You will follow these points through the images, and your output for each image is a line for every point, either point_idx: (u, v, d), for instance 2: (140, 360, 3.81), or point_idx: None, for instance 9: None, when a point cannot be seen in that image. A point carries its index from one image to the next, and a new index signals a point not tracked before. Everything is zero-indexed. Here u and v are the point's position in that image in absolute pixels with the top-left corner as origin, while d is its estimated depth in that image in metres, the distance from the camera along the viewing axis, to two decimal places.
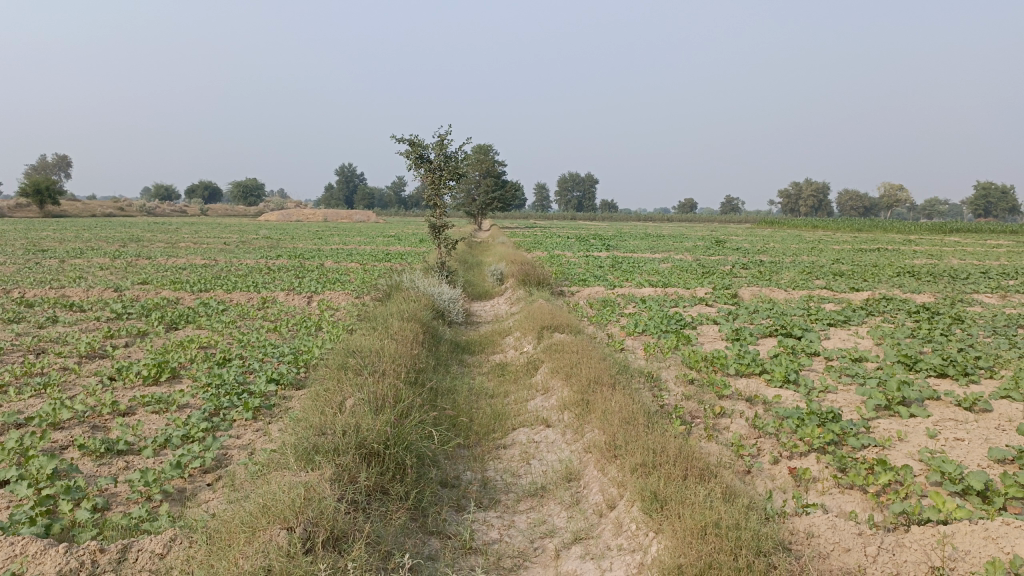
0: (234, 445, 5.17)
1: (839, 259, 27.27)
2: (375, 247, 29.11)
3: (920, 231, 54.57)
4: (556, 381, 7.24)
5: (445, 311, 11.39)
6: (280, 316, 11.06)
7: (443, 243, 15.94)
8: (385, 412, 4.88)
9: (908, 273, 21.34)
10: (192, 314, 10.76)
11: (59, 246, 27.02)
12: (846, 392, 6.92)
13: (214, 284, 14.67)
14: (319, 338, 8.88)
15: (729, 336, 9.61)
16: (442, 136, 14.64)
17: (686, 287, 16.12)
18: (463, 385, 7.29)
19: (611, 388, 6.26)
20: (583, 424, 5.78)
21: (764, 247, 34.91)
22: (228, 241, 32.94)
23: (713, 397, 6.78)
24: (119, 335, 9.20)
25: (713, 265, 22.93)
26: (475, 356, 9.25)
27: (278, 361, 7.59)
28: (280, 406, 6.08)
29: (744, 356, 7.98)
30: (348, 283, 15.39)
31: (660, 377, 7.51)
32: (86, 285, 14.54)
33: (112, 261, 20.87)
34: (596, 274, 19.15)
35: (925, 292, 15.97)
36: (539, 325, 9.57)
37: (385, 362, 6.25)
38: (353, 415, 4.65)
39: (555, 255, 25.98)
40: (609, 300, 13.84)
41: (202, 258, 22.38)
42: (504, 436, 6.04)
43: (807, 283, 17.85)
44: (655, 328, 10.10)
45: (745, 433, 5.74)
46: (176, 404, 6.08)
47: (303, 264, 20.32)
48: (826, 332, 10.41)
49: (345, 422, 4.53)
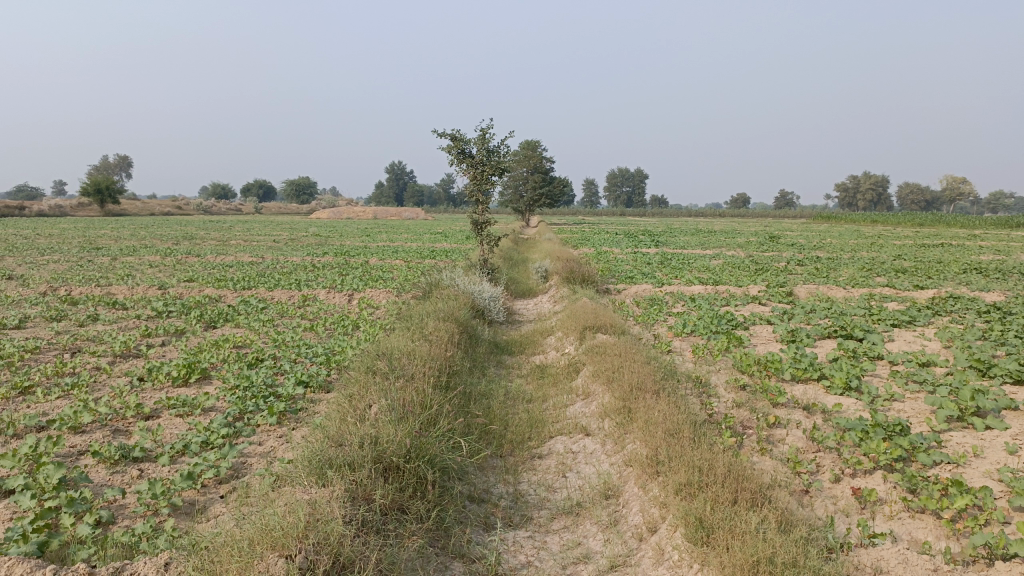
0: (254, 452, 4.92)
1: (898, 255, 26.12)
2: (422, 244, 29.00)
3: (985, 225, 52.44)
4: (597, 385, 6.84)
5: (486, 310, 11.06)
6: (319, 315, 10.87)
7: (487, 240, 15.64)
8: (410, 421, 4.56)
9: (975, 270, 20.30)
10: (230, 313, 10.64)
11: (114, 243, 27.65)
12: (914, 402, 6.37)
13: (257, 282, 14.63)
14: (355, 338, 8.64)
15: (784, 338, 9.07)
16: (484, 131, 14.35)
17: (738, 285, 15.51)
18: (499, 389, 6.95)
19: (655, 395, 5.84)
20: (625, 434, 5.38)
21: (820, 242, 33.80)
22: (278, 239, 33.24)
23: (766, 405, 6.30)
24: (156, 333, 9.11)
25: (767, 262, 22.17)
26: (515, 358, 8.90)
27: (310, 361, 7.35)
28: (306, 411, 5.82)
29: (800, 360, 7.46)
30: (391, 280, 15.19)
31: (710, 382, 7.06)
32: (132, 282, 14.63)
33: (162, 258, 21.11)
34: (645, 271, 18.65)
35: (994, 290, 15.08)
36: (582, 325, 9.17)
37: (416, 365, 5.95)
38: (375, 425, 4.34)
39: (603, 251, 25.48)
40: (657, 298, 13.36)
41: (250, 256, 22.51)
42: (541, 444, 5.68)
43: (866, 280, 17.07)
44: (704, 328, 9.62)
45: (802, 447, 5.28)
46: (201, 407, 5.86)
47: (348, 261, 20.26)
48: (889, 334, 9.77)
49: (365, 431, 4.23)
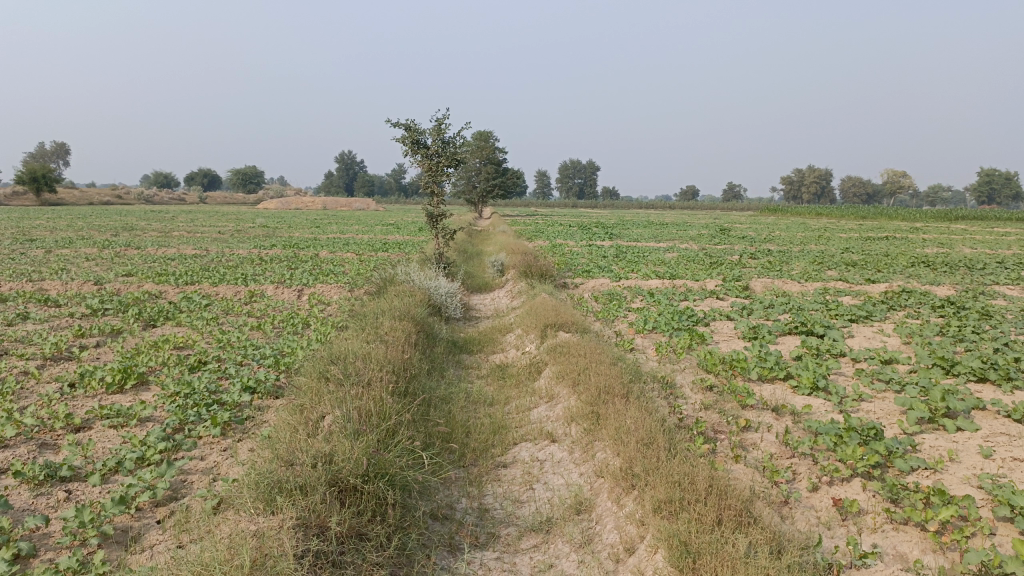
0: (195, 469, 4.53)
1: (847, 248, 26.51)
2: (374, 236, 28.38)
3: (925, 218, 53.88)
4: (561, 388, 6.59)
5: (442, 306, 10.71)
6: (267, 312, 10.39)
7: (441, 233, 15.26)
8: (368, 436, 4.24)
9: (922, 263, 20.66)
10: (172, 310, 10.10)
11: (50, 235, 26.42)
12: (882, 402, 6.26)
13: (202, 276, 14.02)
14: (305, 337, 8.22)
15: (747, 335, 8.95)
16: (440, 121, 13.96)
17: (694, 279, 15.44)
18: (459, 393, 6.64)
19: (624, 399, 5.60)
20: (594, 442, 5.12)
21: (770, 235, 34.20)
22: (225, 230, 32.30)
23: (735, 408, 6.13)
24: (91, 333, 8.55)
25: (721, 255, 22.23)
26: (474, 357, 8.59)
27: (258, 364, 6.93)
28: (253, 421, 5.42)
29: (766, 358, 7.31)
30: (342, 275, 14.71)
31: (676, 383, 6.86)
32: (67, 277, 13.86)
33: (100, 251, 20.19)
34: (601, 264, 18.50)
35: (943, 284, 15.29)
36: (543, 323, 8.90)
37: (372, 369, 5.60)
38: (330, 442, 4.01)
39: (558, 244, 25.26)
40: (615, 292, 13.17)
41: (194, 248, 21.68)
42: (505, 452, 5.40)
43: (819, 273, 17.18)
44: (666, 325, 9.44)
45: (777, 452, 5.10)
46: (138, 417, 5.43)
47: (297, 254, 19.65)
48: (849, 330, 9.72)
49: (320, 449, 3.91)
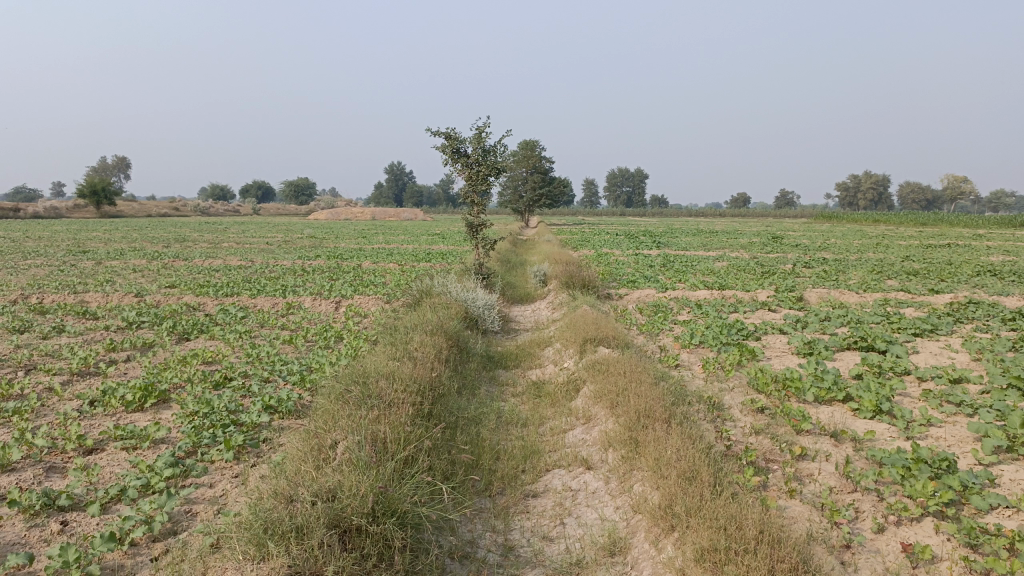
0: (202, 498, 4.24)
1: (906, 256, 25.42)
2: (418, 246, 28.26)
3: (988, 225, 51.70)
4: (600, 409, 6.16)
5: (479, 319, 10.36)
6: (301, 325, 10.17)
7: (482, 243, 14.95)
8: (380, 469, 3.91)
9: (988, 271, 19.65)
10: (206, 323, 9.93)
11: (103, 247, 26.97)
12: (954, 427, 5.68)
13: (241, 288, 13.95)
14: (335, 352, 7.95)
15: (801, 351, 8.39)
16: (480, 129, 13.68)
17: (744, 289, 14.81)
18: (491, 413, 6.27)
19: (666, 423, 5.16)
20: (632, 472, 4.70)
21: (824, 243, 33.12)
22: (273, 241, 32.51)
23: (789, 433, 5.62)
24: (122, 347, 8.42)
25: (773, 264, 21.45)
26: (510, 373, 8.21)
27: (283, 381, 6.66)
28: (269, 444, 5.12)
29: (822, 377, 6.77)
30: (382, 286, 14.50)
31: (724, 404, 6.38)
32: (109, 289, 13.91)
33: (148, 263, 20.38)
34: (647, 274, 17.95)
35: (1012, 294, 14.41)
36: (582, 337, 8.49)
37: (395, 389, 5.27)
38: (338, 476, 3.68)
39: (604, 253, 24.77)
40: (661, 304, 12.66)
41: (239, 259, 21.77)
42: (536, 480, 5.01)
43: (878, 283, 16.37)
44: (714, 339, 8.93)
45: (836, 486, 4.59)
46: (151, 439, 5.18)
47: (340, 265, 19.57)
48: (913, 345, 9.06)
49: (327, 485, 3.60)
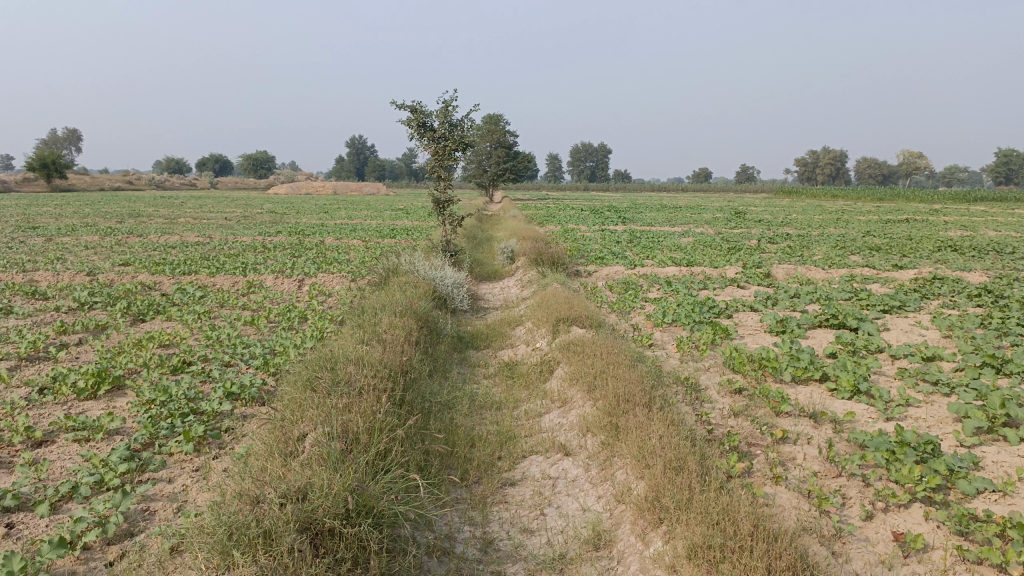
0: (160, 496, 3.98)
1: (867, 232, 25.68)
2: (381, 221, 27.81)
3: (944, 200, 52.56)
4: (575, 391, 6.00)
5: (447, 298, 10.11)
6: (263, 304, 9.83)
7: (448, 219, 14.66)
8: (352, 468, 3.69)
9: (948, 247, 19.91)
10: (163, 304, 9.54)
11: (53, 222, 26.04)
12: (932, 408, 5.63)
13: (199, 266, 13.49)
14: (300, 334, 7.66)
15: (774, 329, 8.31)
16: (447, 102, 13.33)
17: (712, 265, 14.77)
18: (464, 397, 6.07)
19: (646, 408, 5.01)
20: (613, 459, 4.55)
21: (786, 218, 33.38)
22: (232, 216, 31.76)
23: (768, 415, 5.52)
24: (73, 330, 8.02)
25: (739, 240, 21.49)
26: (481, 354, 8.01)
27: (245, 365, 6.38)
28: (232, 434, 4.86)
29: (799, 356, 6.69)
30: (346, 263, 14.14)
31: (701, 386, 6.26)
32: (60, 267, 13.34)
33: (100, 239, 19.68)
34: (615, 250, 17.84)
35: (974, 269, 14.59)
36: (554, 317, 8.31)
37: (364, 374, 5.04)
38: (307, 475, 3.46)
39: (570, 229, 24.61)
40: (631, 281, 12.53)
41: (197, 235, 21.15)
42: (513, 467, 4.83)
43: (843, 258, 16.47)
44: (687, 318, 8.82)
45: (820, 470, 4.49)
46: (104, 431, 4.88)
47: (302, 241, 19.09)
48: (883, 322, 9.06)
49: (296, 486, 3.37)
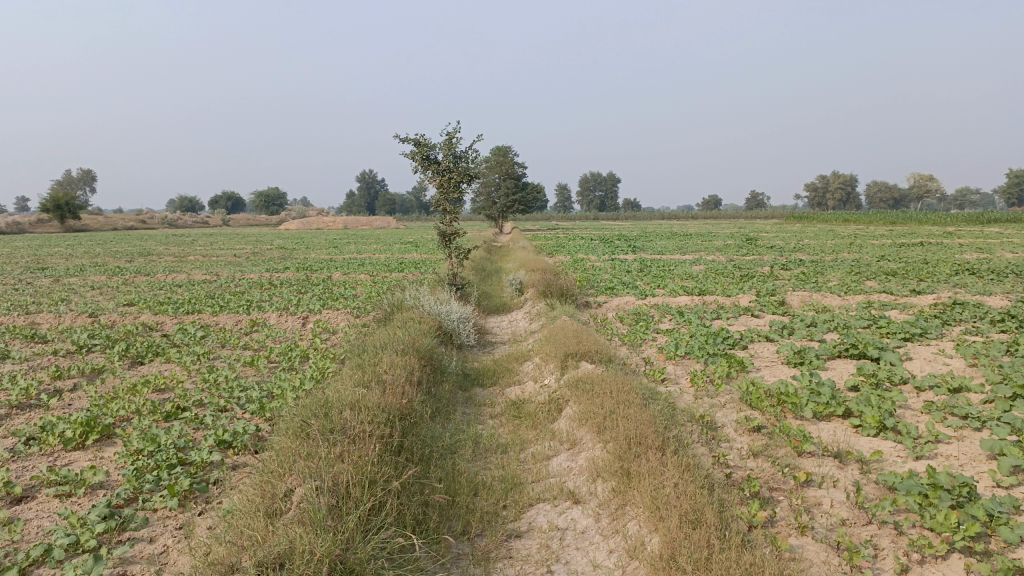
0: (139, 558, 3.70)
1: (882, 256, 25.30)
2: (391, 255, 27.66)
3: (957, 222, 52.02)
4: (585, 432, 5.71)
5: (453, 333, 9.86)
6: (265, 343, 9.61)
7: (455, 252, 14.46)
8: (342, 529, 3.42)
9: (966, 270, 19.54)
10: (163, 345, 9.32)
11: (63, 263, 26.06)
12: (964, 444, 5.29)
13: (204, 304, 13.31)
14: (300, 374, 7.41)
15: (791, 360, 8.00)
16: (451, 135, 13.20)
17: (725, 294, 14.46)
18: (468, 440, 5.79)
19: (660, 451, 4.71)
20: (626, 509, 4.25)
21: (798, 244, 33.02)
22: (241, 253, 31.75)
23: (790, 455, 5.20)
24: (69, 375, 7.80)
25: (751, 267, 21.17)
26: (488, 392, 7.74)
27: (241, 410, 6.12)
28: (220, 486, 4.60)
29: (819, 390, 6.38)
30: (353, 299, 13.94)
31: (718, 424, 5.95)
32: (63, 309, 13.20)
33: (108, 279, 19.59)
34: (625, 280, 17.57)
35: (994, 293, 14.19)
36: (563, 352, 8.03)
37: (360, 418, 4.77)
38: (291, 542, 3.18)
39: (580, 259, 24.38)
40: (642, 312, 12.23)
41: (205, 273, 21.04)
42: (519, 517, 4.53)
43: (859, 284, 16.11)
44: (700, 350, 8.52)
45: (849, 517, 4.17)
46: (87, 485, 4.63)
47: (308, 277, 18.93)
48: (905, 351, 8.72)
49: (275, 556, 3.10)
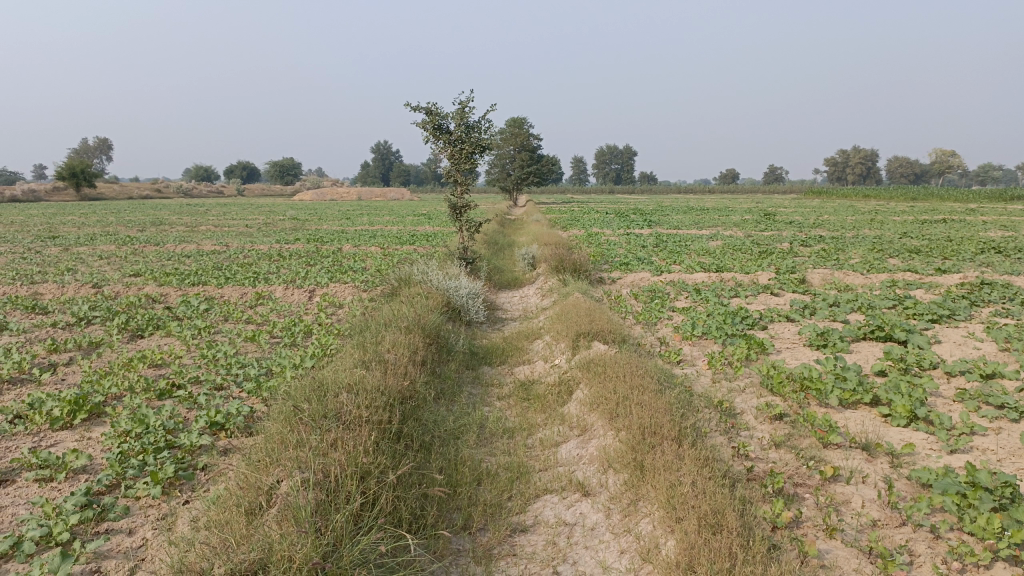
0: (115, 553, 3.45)
1: (905, 233, 24.70)
2: (403, 228, 27.33)
3: (980, 199, 50.92)
4: (597, 418, 5.41)
5: (462, 309, 9.55)
6: (269, 317, 9.35)
7: (466, 226, 14.11)
8: (328, 530, 3.14)
9: (992, 249, 18.97)
10: (164, 318, 9.07)
11: (74, 232, 25.94)
12: (1002, 437, 4.95)
13: (210, 276, 13.07)
14: (301, 351, 7.15)
15: (813, 342, 7.64)
16: (463, 104, 12.82)
17: (743, 271, 14.06)
18: (474, 425, 5.49)
19: (677, 443, 4.40)
20: (639, 506, 3.96)
21: (818, 219, 32.41)
22: (253, 223, 31.53)
23: (815, 447, 4.88)
24: (65, 348, 7.56)
25: (769, 243, 20.73)
26: (496, 371, 7.45)
27: (236, 390, 5.86)
28: (208, 473, 4.34)
29: (845, 376, 6.04)
30: (362, 272, 13.65)
31: (737, 411, 5.63)
32: (68, 279, 12.99)
33: (117, 248, 19.39)
34: (640, 255, 17.20)
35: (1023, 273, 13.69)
36: (575, 330, 7.72)
37: (357, 403, 4.49)
38: (271, 549, 2.93)
39: (594, 233, 23.96)
40: (657, 289, 11.87)
41: (214, 243, 20.82)
42: (524, 508, 4.25)
43: (881, 262, 15.66)
44: (718, 331, 8.18)
45: (880, 518, 3.86)
46: (68, 469, 4.38)
47: (318, 249, 18.65)
48: (933, 334, 8.34)
49: (251, 564, 2.85)
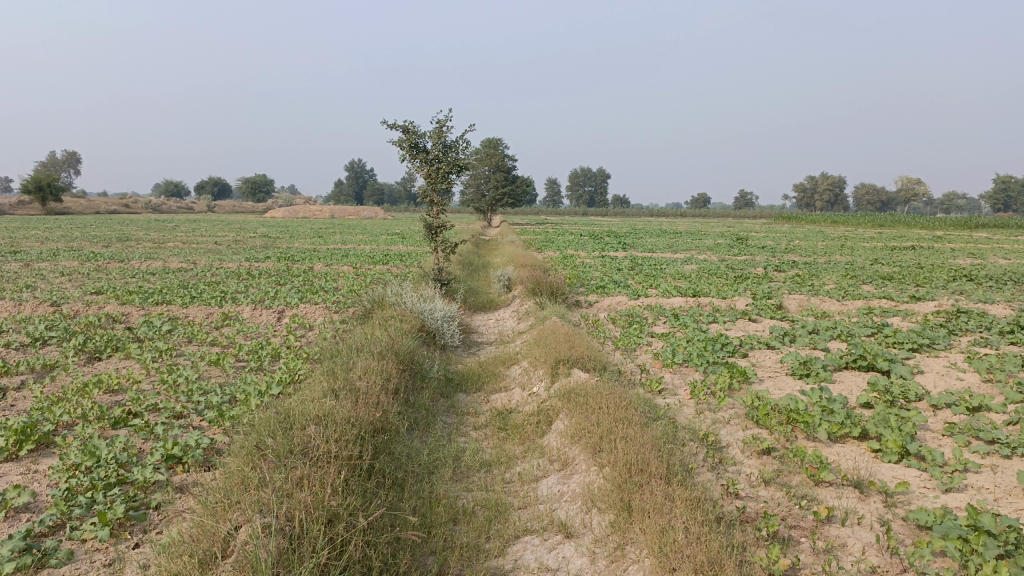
0: None
1: (876, 259, 24.91)
2: (376, 247, 27.00)
3: (946, 226, 51.86)
4: (578, 451, 5.17)
5: (436, 333, 9.28)
6: (235, 339, 8.99)
7: (442, 246, 13.87)
8: None
9: (963, 276, 19.17)
10: (124, 339, 8.69)
11: (37, 246, 25.21)
12: (996, 474, 4.79)
13: (175, 295, 12.66)
14: (268, 376, 6.83)
15: (796, 371, 7.48)
16: (440, 123, 12.62)
17: (721, 296, 13.96)
18: (449, 458, 5.21)
19: (664, 482, 4.17)
20: (627, 552, 3.71)
21: (790, 244, 32.61)
22: (223, 241, 30.94)
23: (805, 484, 4.68)
24: (16, 372, 7.15)
25: (744, 267, 20.73)
26: (471, 399, 7.18)
27: (198, 419, 5.53)
28: (162, 514, 4.01)
29: (831, 408, 5.86)
30: (333, 293, 13.32)
31: (723, 444, 5.41)
32: (26, 297, 12.49)
33: (81, 265, 18.84)
34: (616, 278, 17.06)
35: (996, 301, 13.74)
36: (554, 357, 7.48)
37: (325, 437, 4.20)
38: None
39: (569, 255, 23.80)
40: (635, 313, 11.71)
41: (182, 261, 20.32)
42: (503, 551, 3.98)
43: (856, 288, 15.65)
44: (699, 358, 8.00)
45: (880, 564, 3.64)
46: (9, 507, 4.02)
47: (289, 268, 18.28)
48: (915, 363, 8.23)
49: None
